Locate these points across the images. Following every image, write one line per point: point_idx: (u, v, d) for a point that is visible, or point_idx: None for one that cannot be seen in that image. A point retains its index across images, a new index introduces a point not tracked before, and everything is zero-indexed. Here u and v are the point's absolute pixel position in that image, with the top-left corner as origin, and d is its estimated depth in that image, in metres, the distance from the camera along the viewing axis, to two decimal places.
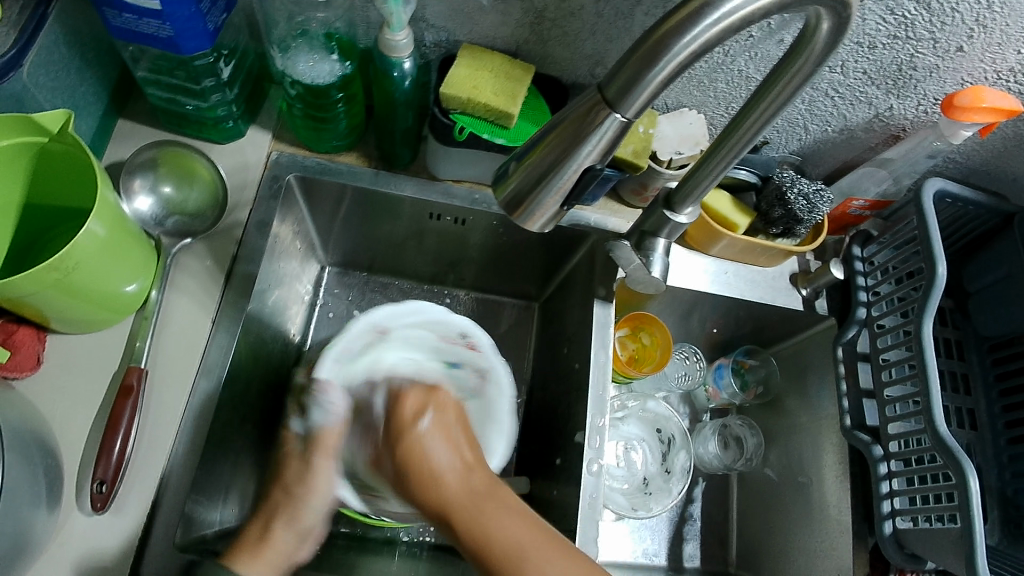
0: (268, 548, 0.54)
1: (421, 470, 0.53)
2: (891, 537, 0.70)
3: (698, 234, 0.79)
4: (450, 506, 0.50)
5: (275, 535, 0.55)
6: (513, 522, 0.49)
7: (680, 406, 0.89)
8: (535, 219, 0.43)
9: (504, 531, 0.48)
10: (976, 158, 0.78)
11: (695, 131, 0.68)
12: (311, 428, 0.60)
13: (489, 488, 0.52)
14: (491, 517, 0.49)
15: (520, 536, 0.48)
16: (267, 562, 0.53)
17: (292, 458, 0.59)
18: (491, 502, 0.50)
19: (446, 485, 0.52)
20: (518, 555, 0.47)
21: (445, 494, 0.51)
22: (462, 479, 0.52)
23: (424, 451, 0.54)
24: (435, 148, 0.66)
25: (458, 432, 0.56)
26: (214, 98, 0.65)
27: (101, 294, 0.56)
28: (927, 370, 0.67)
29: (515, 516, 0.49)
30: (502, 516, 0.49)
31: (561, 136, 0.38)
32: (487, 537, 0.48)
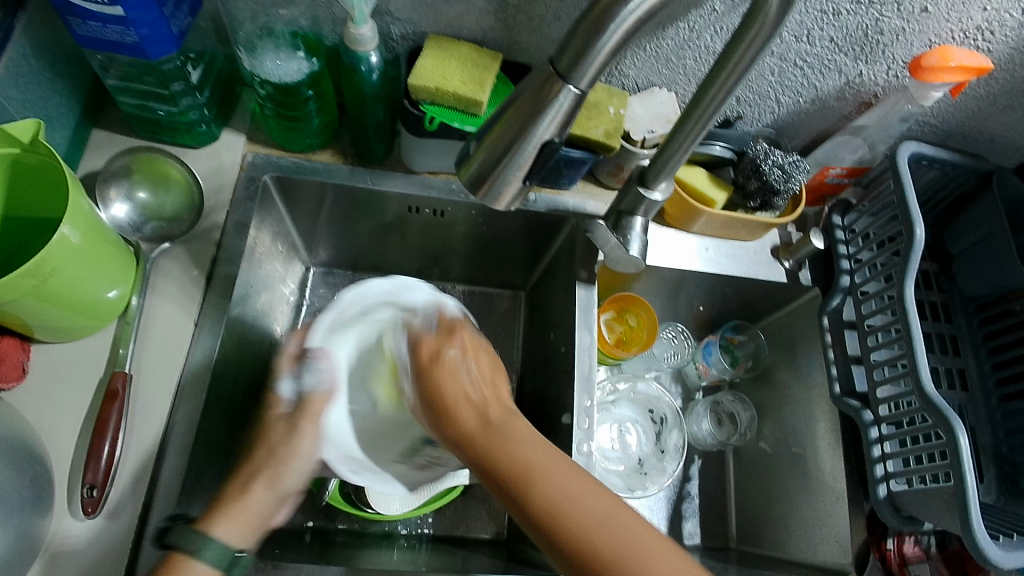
0: (243, 509, 0.51)
1: (451, 400, 0.53)
2: (886, 500, 0.70)
3: (676, 212, 0.79)
4: (485, 429, 0.51)
5: (254, 493, 0.52)
6: (534, 444, 0.49)
7: (672, 385, 0.90)
8: (501, 198, 0.43)
9: (525, 450, 0.49)
10: (950, 119, 0.79)
11: (666, 110, 0.69)
12: (302, 392, 0.59)
13: (508, 419, 0.52)
14: (517, 440, 0.50)
15: (538, 458, 0.48)
16: (240, 522, 0.50)
17: (276, 425, 0.57)
18: (513, 421, 0.51)
19: (473, 414, 0.52)
20: (535, 476, 0.47)
21: (468, 420, 0.52)
22: (488, 410, 0.52)
23: (452, 381, 0.54)
24: (408, 141, 0.66)
25: (495, 369, 0.56)
26: (185, 102, 0.65)
27: (83, 300, 0.57)
28: (910, 332, 0.67)
29: (527, 433, 0.51)
30: (518, 430, 0.51)
31: (519, 111, 0.39)
32: (510, 455, 0.49)
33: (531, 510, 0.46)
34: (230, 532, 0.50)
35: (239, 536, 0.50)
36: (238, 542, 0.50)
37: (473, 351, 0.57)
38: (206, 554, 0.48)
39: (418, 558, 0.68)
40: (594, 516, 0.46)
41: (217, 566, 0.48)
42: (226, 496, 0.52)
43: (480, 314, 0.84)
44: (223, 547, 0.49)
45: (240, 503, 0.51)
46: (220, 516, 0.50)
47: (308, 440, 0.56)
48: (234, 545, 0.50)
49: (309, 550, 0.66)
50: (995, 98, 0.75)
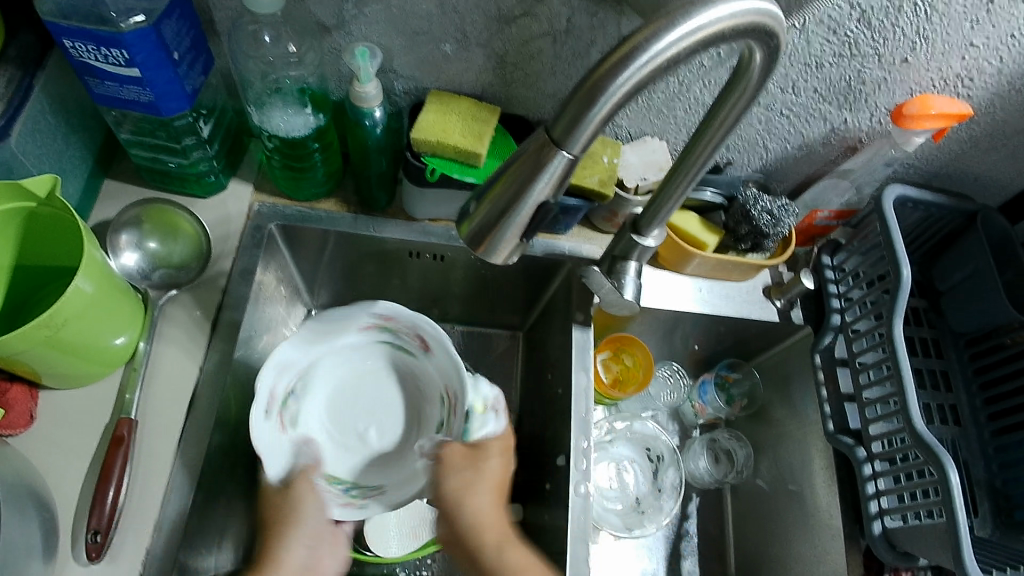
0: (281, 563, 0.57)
1: (478, 526, 0.59)
2: (881, 536, 0.71)
3: (670, 254, 0.81)
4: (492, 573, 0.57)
5: (285, 553, 0.57)
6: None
7: (670, 423, 0.91)
8: (499, 253, 0.45)
9: (511, 558, 0.58)
10: (934, 162, 0.82)
11: (659, 158, 0.72)
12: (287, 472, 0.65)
13: (506, 539, 0.59)
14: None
15: (527, 572, 0.57)
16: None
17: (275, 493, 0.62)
18: (507, 535, 0.60)
19: (488, 543, 0.58)
20: None
21: (488, 554, 0.58)
22: (505, 554, 0.58)
23: (474, 508, 0.60)
24: (410, 191, 0.69)
25: (492, 484, 0.62)
26: (195, 155, 0.67)
27: (94, 348, 0.58)
28: (901, 371, 0.69)
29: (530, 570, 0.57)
30: (525, 570, 0.57)
31: (516, 173, 0.41)
32: (503, 558, 0.58)
33: None
34: None
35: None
36: None
37: (495, 496, 0.62)
38: None
39: None
40: None
41: None
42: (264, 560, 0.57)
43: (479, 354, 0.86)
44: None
45: (276, 558, 0.57)
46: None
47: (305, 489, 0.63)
48: None
49: None
50: (977, 141, 0.78)
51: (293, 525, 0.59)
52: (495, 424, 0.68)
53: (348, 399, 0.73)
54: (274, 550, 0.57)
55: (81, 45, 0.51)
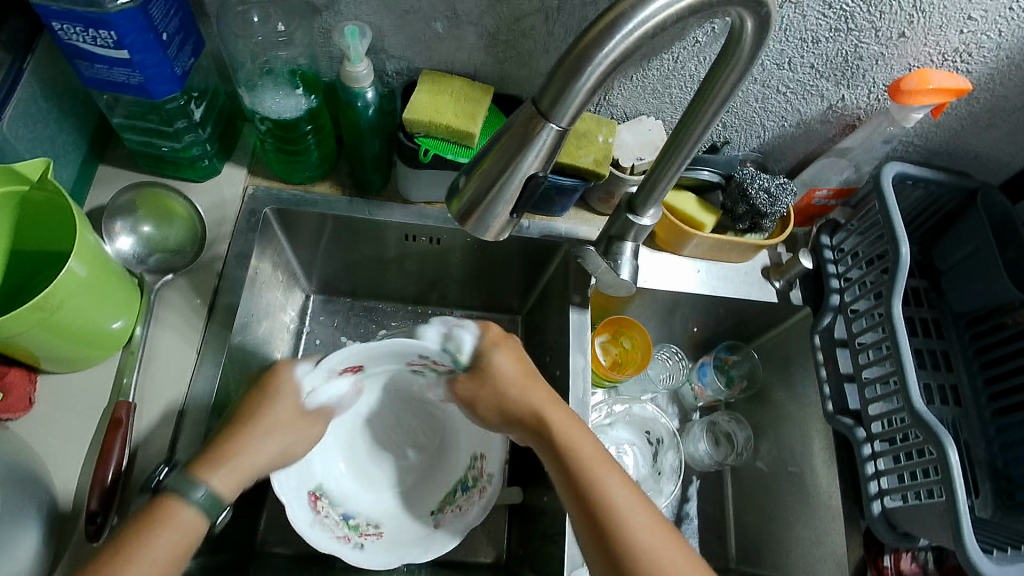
0: (234, 458, 0.55)
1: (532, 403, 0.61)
2: (881, 517, 0.71)
3: (667, 235, 0.81)
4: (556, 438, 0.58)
5: (244, 446, 0.56)
6: (597, 459, 0.57)
7: (669, 406, 0.91)
8: (489, 228, 0.45)
9: (578, 443, 0.58)
10: (934, 139, 0.81)
11: (655, 137, 0.71)
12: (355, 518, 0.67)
13: (565, 420, 0.60)
14: (587, 458, 0.57)
15: (588, 455, 0.57)
16: (235, 474, 0.55)
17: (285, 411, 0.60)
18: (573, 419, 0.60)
19: (551, 422, 0.60)
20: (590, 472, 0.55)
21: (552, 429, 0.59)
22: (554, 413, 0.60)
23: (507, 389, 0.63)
24: (404, 173, 0.68)
25: (529, 371, 0.64)
26: (188, 139, 0.67)
27: (89, 331, 0.58)
28: (900, 350, 0.68)
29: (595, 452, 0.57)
30: (585, 447, 0.58)
31: (505, 146, 0.41)
32: (568, 445, 0.58)
33: (590, 505, 0.54)
34: (215, 477, 0.53)
35: (222, 483, 0.54)
36: (218, 487, 0.53)
37: (523, 373, 0.63)
38: (198, 498, 0.51)
39: None
40: (646, 519, 0.53)
41: (202, 509, 0.51)
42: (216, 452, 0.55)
43: None
44: (212, 495, 0.52)
45: (232, 456, 0.55)
46: (208, 464, 0.54)
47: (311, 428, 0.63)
48: (218, 489, 0.53)
49: None
50: (977, 117, 0.77)
51: (257, 434, 0.57)
52: (469, 335, 0.65)
53: (357, 448, 0.73)
54: (230, 448, 0.56)
55: (69, 27, 0.51)
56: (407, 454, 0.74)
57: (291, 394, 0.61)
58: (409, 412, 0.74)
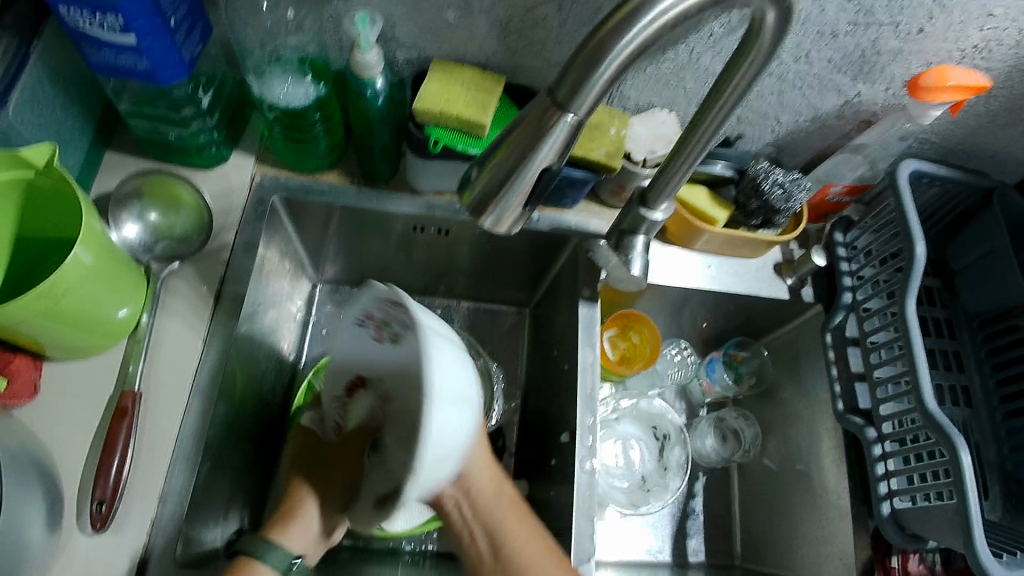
0: (298, 518, 0.60)
1: (481, 478, 0.56)
2: (890, 518, 0.70)
3: (679, 231, 0.80)
4: (493, 528, 0.57)
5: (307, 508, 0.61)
6: (536, 560, 0.56)
7: (676, 401, 0.91)
8: (502, 222, 0.44)
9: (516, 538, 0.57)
10: (951, 137, 0.79)
11: (668, 130, 0.70)
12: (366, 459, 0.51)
13: (499, 506, 0.57)
14: (521, 548, 0.56)
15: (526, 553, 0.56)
16: (296, 526, 0.59)
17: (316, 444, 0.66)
18: (513, 510, 0.57)
19: (495, 510, 0.56)
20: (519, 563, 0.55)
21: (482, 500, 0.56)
22: (500, 498, 0.57)
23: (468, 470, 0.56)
24: (413, 163, 0.67)
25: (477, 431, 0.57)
26: (195, 126, 0.66)
27: (94, 319, 0.58)
28: (913, 349, 0.67)
29: (534, 541, 0.57)
30: (527, 543, 0.57)
31: (519, 138, 0.40)
32: (500, 531, 0.57)
33: None
34: (290, 538, 0.58)
35: (301, 544, 0.59)
36: (300, 550, 0.58)
37: (490, 465, 0.57)
38: (268, 556, 0.54)
39: None
40: None
41: (278, 568, 0.55)
42: (287, 510, 0.60)
43: (484, 332, 0.86)
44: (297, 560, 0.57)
45: (297, 513, 0.60)
46: (280, 527, 0.59)
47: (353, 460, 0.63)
48: (294, 549, 0.58)
49: None
50: (995, 115, 0.76)
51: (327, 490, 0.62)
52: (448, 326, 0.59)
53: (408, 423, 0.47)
54: (294, 507, 0.61)
55: (76, 11, 0.50)
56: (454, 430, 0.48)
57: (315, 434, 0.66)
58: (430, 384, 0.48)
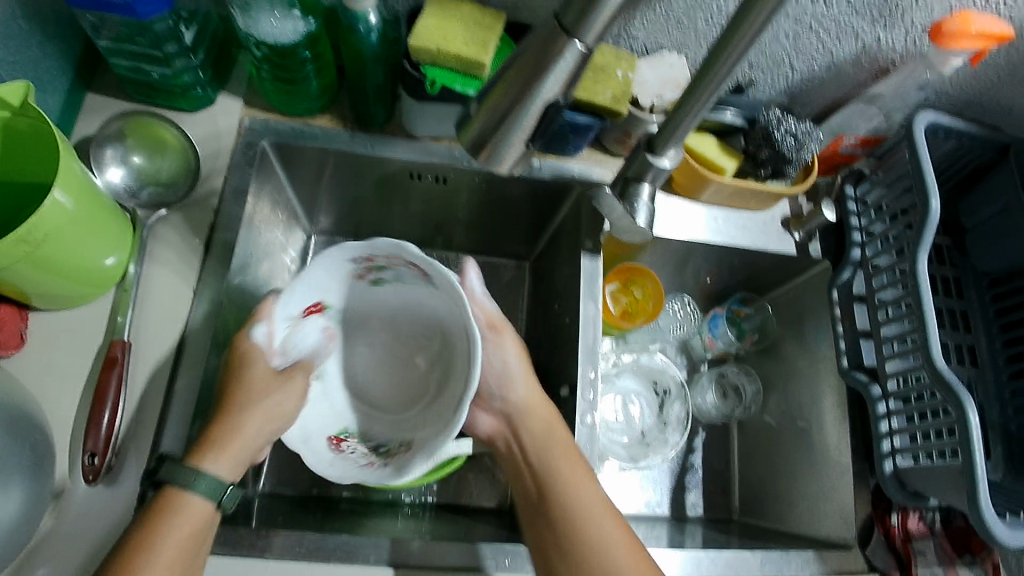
0: (237, 442, 0.54)
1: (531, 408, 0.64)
2: (892, 475, 0.69)
3: (686, 181, 0.77)
4: (554, 484, 0.59)
5: (248, 429, 0.55)
6: (583, 483, 0.59)
7: (678, 356, 0.89)
8: (504, 158, 0.42)
9: (581, 496, 0.58)
10: (969, 90, 0.76)
11: (676, 74, 0.67)
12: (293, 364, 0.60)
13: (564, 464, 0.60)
14: (573, 485, 0.59)
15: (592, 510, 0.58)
16: (232, 458, 0.54)
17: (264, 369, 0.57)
18: (582, 474, 0.60)
19: (560, 467, 0.60)
20: (582, 515, 0.57)
21: (535, 432, 0.63)
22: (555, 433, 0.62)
23: (511, 405, 0.64)
24: (409, 106, 0.64)
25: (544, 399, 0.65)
26: (179, 64, 0.63)
27: (79, 267, 0.56)
28: (923, 308, 0.65)
29: (583, 481, 0.59)
30: (577, 480, 0.59)
31: (523, 67, 0.37)
32: (563, 490, 0.59)
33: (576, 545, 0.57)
34: (222, 466, 0.53)
35: (228, 469, 0.54)
36: (226, 477, 0.53)
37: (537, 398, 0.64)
38: (200, 486, 0.52)
39: (422, 526, 0.68)
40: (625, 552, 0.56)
41: (207, 496, 0.52)
42: (223, 433, 0.54)
43: (484, 284, 0.84)
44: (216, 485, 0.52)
45: (237, 438, 0.54)
46: (212, 453, 0.53)
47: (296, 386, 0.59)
48: (223, 477, 0.53)
49: (311, 520, 0.66)
50: (1016, 68, 0.72)
51: (260, 409, 0.55)
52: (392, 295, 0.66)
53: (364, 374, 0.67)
54: (235, 428, 0.54)
55: None
56: (419, 364, 0.70)
57: (259, 357, 0.57)
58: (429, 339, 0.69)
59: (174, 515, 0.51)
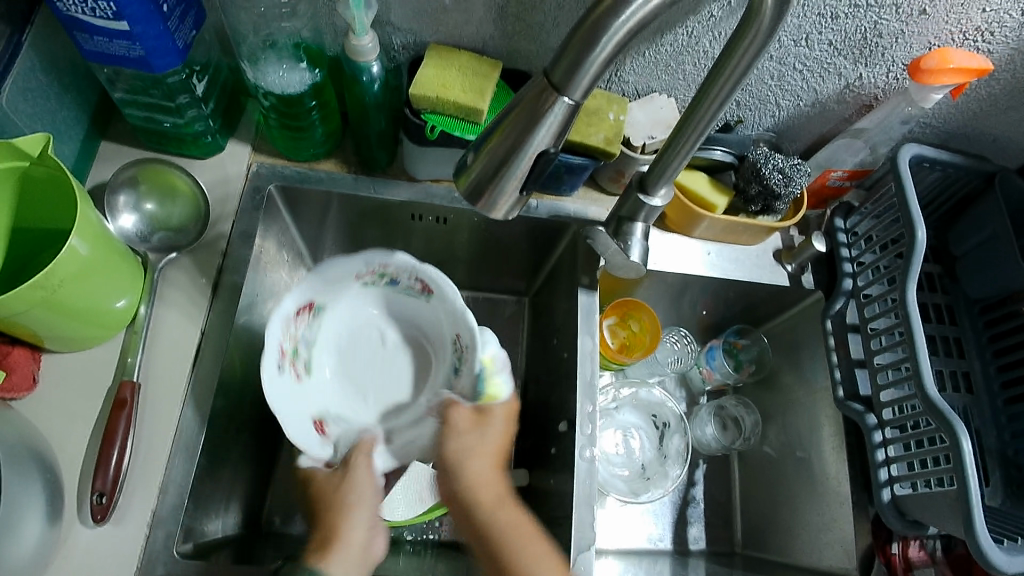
0: (344, 541, 0.57)
1: (471, 485, 0.61)
2: (890, 504, 0.70)
3: (678, 217, 0.79)
4: (502, 553, 0.58)
5: (348, 528, 0.58)
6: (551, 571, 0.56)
7: (677, 389, 0.91)
8: (499, 206, 0.44)
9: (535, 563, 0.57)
10: (952, 121, 0.79)
11: (666, 116, 0.70)
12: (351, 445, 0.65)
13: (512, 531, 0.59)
14: (521, 549, 0.58)
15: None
16: (340, 552, 0.56)
17: (326, 481, 0.62)
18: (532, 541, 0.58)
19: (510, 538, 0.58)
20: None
21: (495, 522, 0.59)
22: (496, 511, 0.60)
23: (460, 476, 0.62)
24: (410, 150, 0.67)
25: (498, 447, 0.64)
26: (190, 114, 0.66)
27: (92, 309, 0.58)
28: (914, 336, 0.67)
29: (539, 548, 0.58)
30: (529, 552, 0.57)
31: (515, 120, 0.40)
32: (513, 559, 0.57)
33: None
34: (335, 565, 0.55)
35: (342, 568, 0.55)
36: (342, 573, 0.55)
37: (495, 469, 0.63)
38: None
39: (429, 566, 0.69)
40: None
41: None
42: (322, 536, 0.58)
43: (485, 320, 0.86)
44: None
45: (339, 539, 0.57)
46: (322, 553, 0.55)
47: (363, 473, 0.62)
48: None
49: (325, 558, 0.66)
50: (996, 99, 0.75)
51: (356, 510, 0.59)
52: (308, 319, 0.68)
53: (363, 376, 0.72)
54: (335, 529, 0.58)
55: None
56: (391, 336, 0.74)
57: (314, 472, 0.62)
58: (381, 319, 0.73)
59: None
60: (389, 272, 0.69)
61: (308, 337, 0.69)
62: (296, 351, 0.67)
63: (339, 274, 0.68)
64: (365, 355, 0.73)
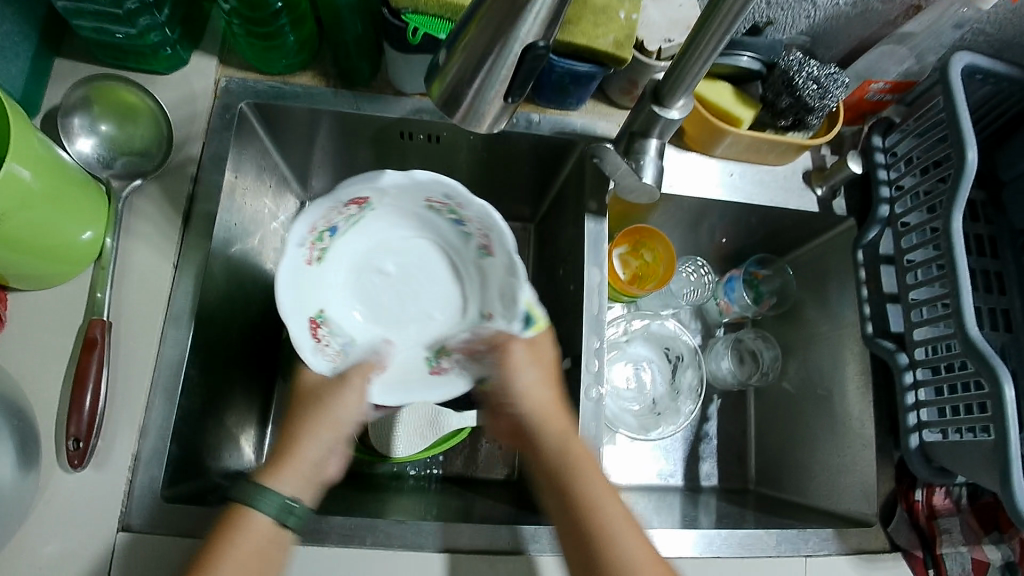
0: (298, 460, 0.53)
1: (545, 419, 0.56)
2: (917, 450, 0.65)
3: (698, 133, 0.71)
4: (567, 474, 0.54)
5: (305, 447, 0.54)
6: (607, 496, 0.53)
7: (692, 321, 0.85)
8: (481, 120, 0.38)
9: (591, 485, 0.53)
10: (1011, 27, 0.69)
11: (687, 15, 0.62)
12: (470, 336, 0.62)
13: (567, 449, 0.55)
14: (582, 474, 0.53)
15: (609, 503, 0.52)
16: (294, 470, 0.52)
17: (315, 384, 0.57)
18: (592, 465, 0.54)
19: (564, 458, 0.54)
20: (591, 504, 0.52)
21: (545, 440, 0.55)
22: (569, 442, 0.55)
23: (526, 413, 0.57)
24: (393, 59, 0.60)
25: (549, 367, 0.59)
26: (143, 23, 0.58)
27: (53, 245, 0.53)
28: (956, 273, 0.60)
29: (612, 495, 0.53)
30: (607, 496, 0.52)
31: (493, 10, 0.33)
32: (572, 480, 0.53)
33: (576, 531, 0.51)
34: (283, 481, 0.52)
35: (294, 487, 0.52)
36: (291, 491, 0.51)
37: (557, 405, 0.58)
38: (263, 504, 0.50)
39: (430, 501, 0.66)
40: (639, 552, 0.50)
41: (272, 516, 0.50)
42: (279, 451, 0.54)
43: None
44: (283, 500, 0.50)
45: (293, 455, 0.53)
46: (275, 469, 0.52)
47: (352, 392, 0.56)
48: (286, 493, 0.51)
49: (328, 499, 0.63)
50: None
51: (320, 424, 0.55)
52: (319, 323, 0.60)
53: (407, 299, 0.66)
54: (291, 444, 0.54)
55: None
56: (391, 265, 0.67)
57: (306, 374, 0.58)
58: (369, 256, 0.66)
59: (238, 530, 0.49)
60: (323, 227, 0.58)
61: (344, 329, 0.62)
62: (345, 349, 0.61)
63: (294, 277, 0.57)
64: (378, 288, 0.66)
